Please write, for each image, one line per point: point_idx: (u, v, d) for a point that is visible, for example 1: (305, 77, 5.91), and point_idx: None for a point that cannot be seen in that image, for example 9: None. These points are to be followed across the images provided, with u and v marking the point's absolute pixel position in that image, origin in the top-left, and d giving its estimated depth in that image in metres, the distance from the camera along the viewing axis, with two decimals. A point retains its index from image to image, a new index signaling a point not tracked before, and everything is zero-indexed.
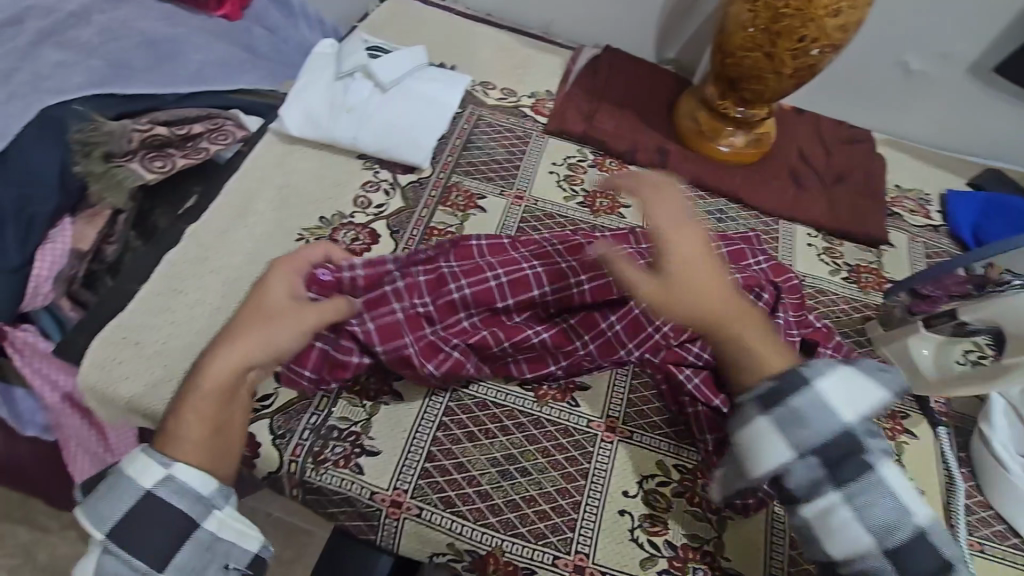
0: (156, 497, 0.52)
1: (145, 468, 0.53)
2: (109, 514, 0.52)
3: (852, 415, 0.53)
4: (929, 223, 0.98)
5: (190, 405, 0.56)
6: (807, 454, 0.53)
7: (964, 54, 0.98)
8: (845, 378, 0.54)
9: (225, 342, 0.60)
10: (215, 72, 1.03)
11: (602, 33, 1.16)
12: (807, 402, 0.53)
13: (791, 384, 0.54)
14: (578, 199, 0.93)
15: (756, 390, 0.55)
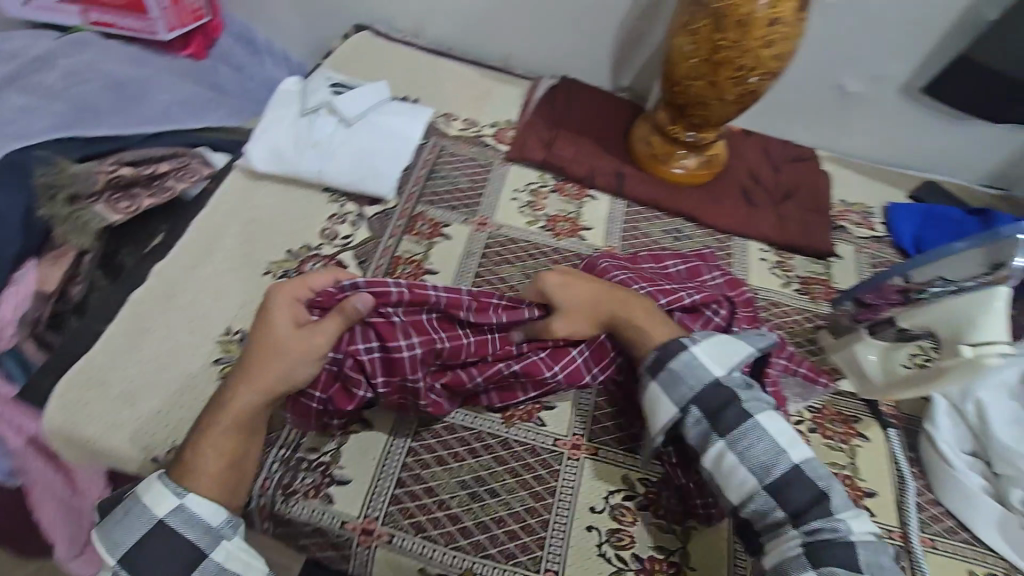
0: (167, 524, 0.59)
1: (161, 497, 0.60)
2: (126, 539, 0.59)
3: (725, 372, 0.67)
4: (873, 234, 1.03)
5: (210, 439, 0.63)
6: (689, 406, 0.66)
7: (895, 76, 1.05)
8: (710, 346, 0.69)
9: (243, 384, 0.65)
10: (180, 110, 1.07)
11: (559, 63, 1.21)
12: (682, 363, 0.67)
13: (670, 351, 0.68)
14: (540, 223, 0.96)
15: (647, 360, 0.69)
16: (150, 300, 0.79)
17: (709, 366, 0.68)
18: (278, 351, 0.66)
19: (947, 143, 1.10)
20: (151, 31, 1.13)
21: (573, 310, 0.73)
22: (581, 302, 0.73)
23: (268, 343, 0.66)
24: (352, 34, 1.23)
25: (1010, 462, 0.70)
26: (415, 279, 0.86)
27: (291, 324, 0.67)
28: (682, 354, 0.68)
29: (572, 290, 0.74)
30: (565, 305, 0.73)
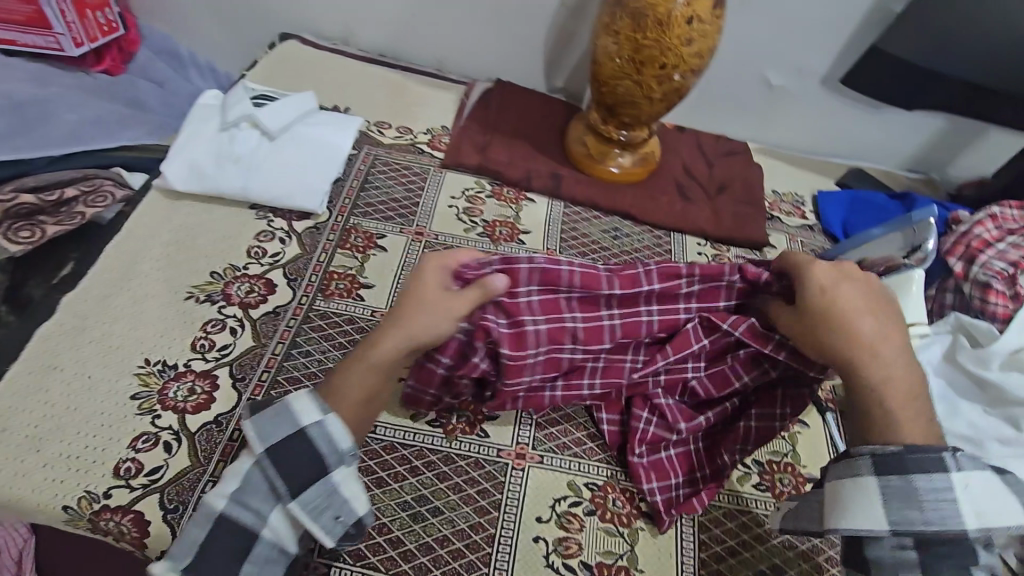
0: (308, 435, 0.57)
1: (307, 409, 0.58)
2: (274, 434, 0.57)
3: (977, 526, 0.50)
4: (805, 223, 1.06)
5: (353, 377, 0.62)
6: (904, 534, 0.51)
7: (815, 69, 1.08)
8: (986, 484, 0.51)
9: (394, 327, 0.63)
10: (91, 130, 1.01)
11: (493, 67, 1.20)
12: (928, 484, 0.51)
13: (932, 463, 0.52)
14: (478, 230, 0.94)
15: (883, 446, 0.53)
16: (59, 335, 0.73)
17: (964, 513, 0.50)
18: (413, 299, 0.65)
19: (868, 131, 1.15)
20: (58, 47, 1.07)
21: (859, 323, 0.58)
22: (870, 332, 0.57)
23: (410, 299, 0.65)
24: (277, 43, 1.19)
25: None
26: (349, 295, 0.83)
27: (437, 277, 0.66)
28: (940, 472, 0.51)
29: (820, 272, 0.61)
30: (862, 330, 0.57)
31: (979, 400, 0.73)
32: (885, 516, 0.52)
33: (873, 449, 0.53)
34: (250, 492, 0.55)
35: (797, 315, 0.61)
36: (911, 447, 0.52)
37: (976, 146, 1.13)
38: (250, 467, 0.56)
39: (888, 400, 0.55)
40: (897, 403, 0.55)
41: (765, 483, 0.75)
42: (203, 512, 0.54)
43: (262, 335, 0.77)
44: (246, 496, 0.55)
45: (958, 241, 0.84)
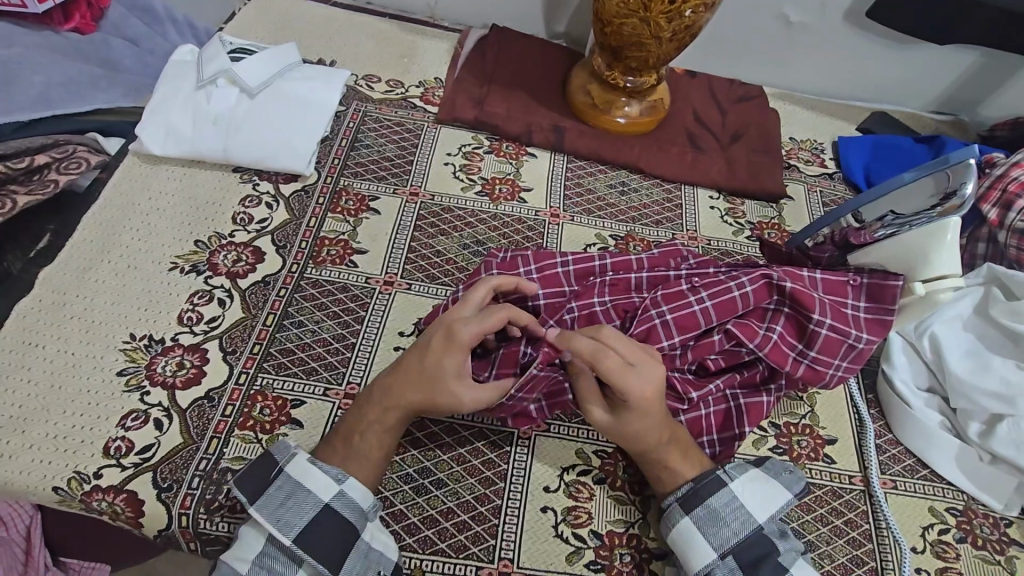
0: (330, 508, 0.56)
1: (320, 483, 0.56)
2: (287, 505, 0.55)
3: (765, 517, 0.58)
4: (824, 171, 0.99)
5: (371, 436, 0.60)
6: (727, 553, 0.57)
7: (838, 2, 0.99)
8: (755, 479, 0.60)
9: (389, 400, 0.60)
10: (60, 94, 0.97)
11: (488, 12, 1.12)
12: (720, 501, 0.58)
13: (708, 484, 0.59)
14: (476, 188, 0.89)
15: (677, 492, 0.60)
16: (39, 311, 0.70)
17: (752, 511, 0.58)
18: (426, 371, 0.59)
19: (895, 70, 1.06)
20: (19, 3, 1.01)
21: (634, 425, 0.58)
22: (650, 429, 0.58)
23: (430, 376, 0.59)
24: None
25: (966, 396, 0.69)
26: (342, 261, 0.79)
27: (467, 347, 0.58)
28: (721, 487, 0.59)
29: (638, 386, 0.56)
30: (652, 425, 0.58)
31: (1010, 356, 0.69)
32: (706, 538, 0.57)
33: (679, 494, 0.60)
34: (271, 555, 0.54)
35: (606, 416, 0.60)
36: (698, 480, 0.60)
37: (1010, 83, 1.05)
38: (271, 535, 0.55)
39: (671, 461, 0.60)
40: (677, 461, 0.60)
41: (782, 446, 0.72)
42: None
43: (252, 306, 0.73)
44: (268, 561, 0.54)
45: (992, 186, 0.78)
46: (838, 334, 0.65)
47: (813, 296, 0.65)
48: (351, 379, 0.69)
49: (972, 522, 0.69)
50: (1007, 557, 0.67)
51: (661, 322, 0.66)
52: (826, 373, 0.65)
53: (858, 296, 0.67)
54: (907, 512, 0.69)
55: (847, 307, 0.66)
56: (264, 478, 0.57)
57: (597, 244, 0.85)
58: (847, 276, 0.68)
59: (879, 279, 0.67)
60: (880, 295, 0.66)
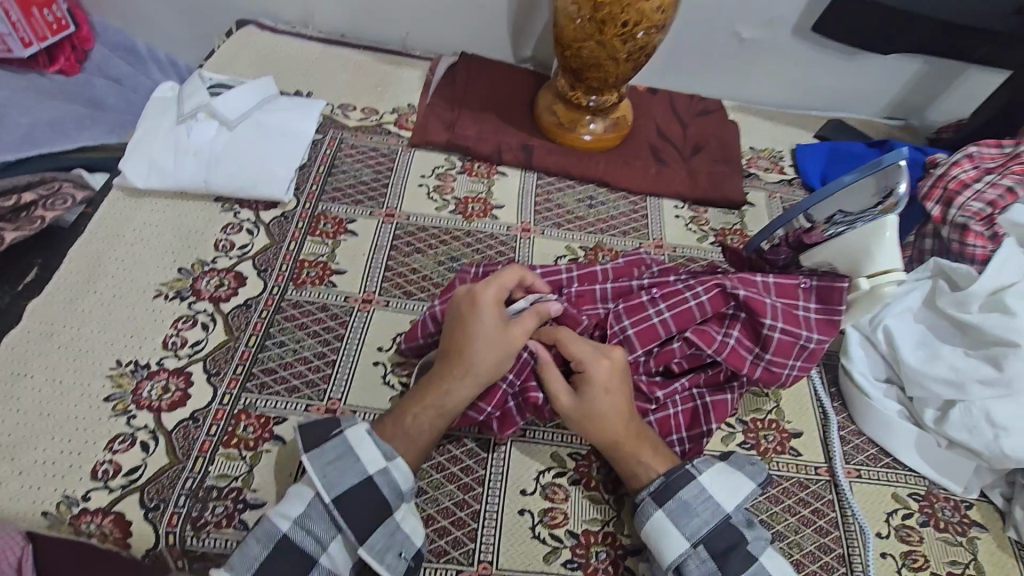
0: (373, 481, 0.60)
1: (372, 454, 0.61)
2: (337, 481, 0.59)
3: (733, 506, 0.61)
4: (784, 177, 1.04)
5: (425, 419, 0.64)
6: (697, 543, 0.59)
7: (786, 18, 1.05)
8: (723, 472, 0.63)
9: (453, 377, 0.64)
10: (46, 133, 1.01)
11: (458, 41, 1.17)
12: (689, 494, 0.61)
13: (678, 478, 0.62)
14: (450, 208, 0.93)
15: (649, 487, 0.62)
16: (27, 341, 0.72)
17: (720, 501, 0.61)
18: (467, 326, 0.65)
19: (845, 79, 1.12)
20: (5, 49, 1.04)
21: (594, 405, 0.63)
22: (611, 408, 0.63)
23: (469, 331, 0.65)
24: (234, 30, 1.15)
25: (920, 384, 0.72)
26: (321, 282, 0.82)
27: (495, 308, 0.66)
28: (689, 481, 0.62)
29: (578, 349, 0.65)
30: (615, 400, 0.63)
31: (960, 343, 0.73)
32: (677, 530, 0.60)
33: (650, 488, 0.62)
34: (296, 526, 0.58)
35: (571, 398, 0.65)
36: (668, 474, 0.62)
37: (955, 87, 1.11)
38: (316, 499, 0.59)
39: (641, 453, 0.64)
40: (647, 453, 0.64)
41: (750, 441, 0.75)
42: (265, 531, 0.57)
43: (234, 328, 0.76)
44: (310, 523, 0.58)
45: (935, 185, 0.82)
46: (790, 335, 0.69)
47: (766, 301, 0.69)
48: (331, 395, 0.72)
49: (934, 506, 0.72)
50: (969, 538, 0.70)
51: (624, 337, 0.71)
52: (781, 373, 0.70)
53: (808, 297, 0.71)
54: (871, 499, 0.72)
55: (798, 308, 0.70)
56: (327, 435, 0.62)
57: (567, 256, 0.89)
58: (798, 279, 0.72)
59: (826, 280, 0.71)
60: (827, 295, 0.70)
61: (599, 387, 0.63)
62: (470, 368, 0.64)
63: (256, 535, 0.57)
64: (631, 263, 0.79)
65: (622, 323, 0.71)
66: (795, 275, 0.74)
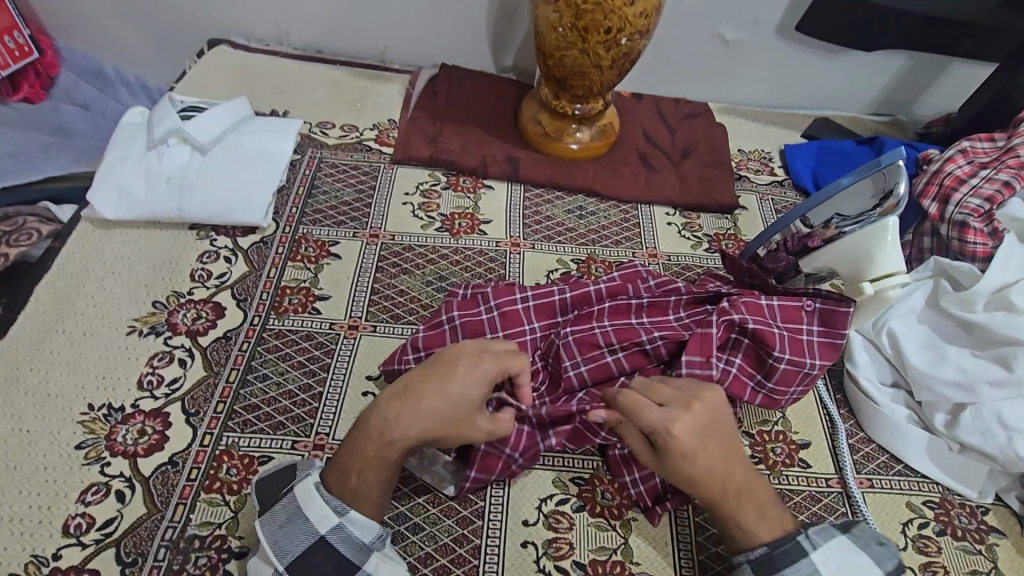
0: (328, 541, 0.55)
1: (321, 512, 0.55)
2: (291, 549, 0.54)
3: None
4: (774, 179, 1.03)
5: (371, 473, 0.56)
6: None
7: (769, 19, 1.03)
8: (840, 551, 0.55)
9: (410, 425, 0.56)
10: (9, 164, 0.98)
11: (437, 53, 1.15)
12: (797, 574, 0.54)
13: (785, 553, 0.55)
14: (436, 225, 0.90)
15: (750, 554, 0.56)
16: None
17: None
18: (445, 370, 0.58)
19: (831, 78, 1.11)
20: None
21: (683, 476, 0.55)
22: (711, 477, 0.55)
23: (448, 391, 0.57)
24: (206, 50, 1.12)
25: (928, 387, 0.70)
26: (305, 309, 0.78)
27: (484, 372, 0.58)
28: (802, 557, 0.55)
29: (655, 415, 0.55)
30: (705, 467, 0.55)
31: (966, 344, 0.71)
32: None
33: (750, 556, 0.56)
34: None
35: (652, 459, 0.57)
36: (773, 545, 0.56)
37: (940, 82, 1.10)
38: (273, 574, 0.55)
39: (739, 514, 0.56)
40: (752, 517, 0.56)
41: (757, 455, 0.72)
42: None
43: (214, 363, 0.72)
44: None
45: (930, 181, 0.81)
46: (795, 364, 0.66)
47: (773, 332, 0.66)
48: (319, 430, 0.68)
49: (950, 513, 0.70)
50: (987, 545, 0.68)
51: (614, 360, 0.68)
52: (781, 399, 0.68)
53: (812, 320, 0.68)
54: (885, 510, 0.70)
55: (803, 331, 0.67)
56: (279, 489, 0.58)
57: (559, 269, 0.86)
58: (802, 300, 0.69)
59: (832, 301, 0.68)
60: (833, 317, 0.67)
61: (687, 465, 0.55)
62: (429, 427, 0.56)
63: None
64: (627, 278, 0.75)
65: (612, 346, 0.68)
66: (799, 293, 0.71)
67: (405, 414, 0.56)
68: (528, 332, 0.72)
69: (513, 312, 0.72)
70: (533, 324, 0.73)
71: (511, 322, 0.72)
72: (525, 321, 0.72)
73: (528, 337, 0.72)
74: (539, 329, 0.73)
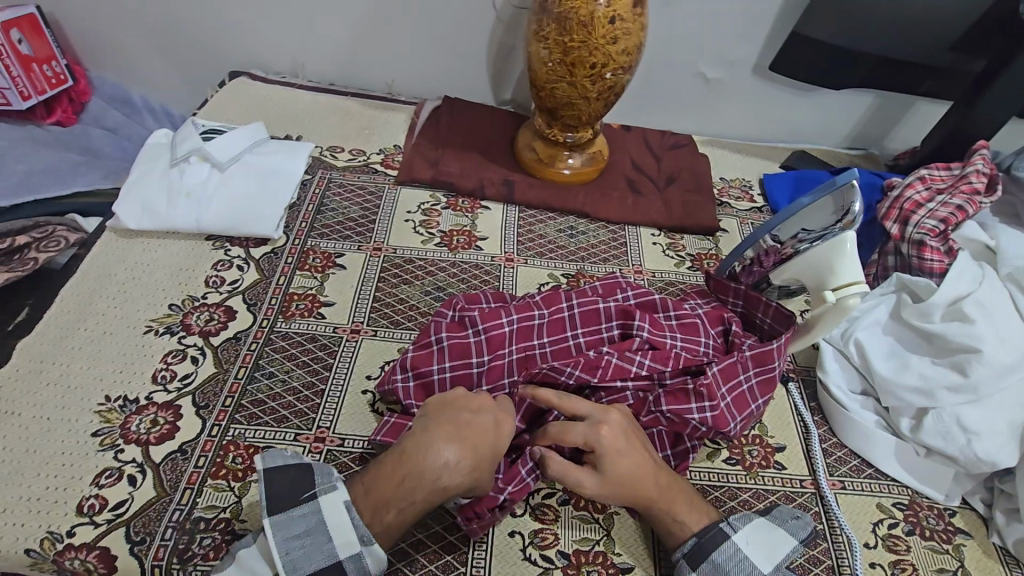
0: (343, 567, 0.57)
1: (346, 535, 0.57)
2: (302, 565, 0.56)
3: (771, 568, 0.61)
4: (754, 206, 1.10)
5: (409, 512, 0.58)
6: None
7: (746, 60, 1.12)
8: (757, 531, 0.63)
9: (459, 470, 0.59)
10: (41, 179, 1.05)
11: (441, 87, 1.24)
12: (722, 556, 0.62)
13: (712, 539, 0.62)
14: (435, 241, 0.96)
15: (683, 548, 0.63)
16: (16, 378, 0.73)
17: (756, 562, 0.61)
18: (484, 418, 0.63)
19: (806, 114, 1.20)
20: (6, 102, 1.09)
21: (620, 478, 0.62)
22: (642, 475, 0.63)
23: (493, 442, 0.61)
24: (228, 81, 1.21)
25: (893, 394, 0.74)
26: (311, 314, 0.84)
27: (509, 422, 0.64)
28: (726, 540, 0.62)
29: (581, 431, 0.63)
30: (636, 472, 0.63)
31: (926, 353, 0.76)
32: None
33: (684, 549, 0.63)
34: None
35: (595, 479, 0.63)
36: (701, 534, 0.63)
37: (907, 118, 1.18)
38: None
39: (676, 509, 0.64)
40: (685, 511, 0.64)
41: (734, 457, 0.76)
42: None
43: (223, 361, 0.77)
44: None
45: (892, 206, 0.89)
46: (743, 415, 0.72)
47: (721, 408, 0.70)
48: (320, 424, 0.72)
49: (918, 514, 0.73)
50: (954, 545, 0.71)
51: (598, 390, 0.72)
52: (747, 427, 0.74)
53: (747, 369, 0.72)
54: (857, 509, 0.73)
55: (742, 383, 0.72)
56: (296, 498, 0.59)
57: (550, 283, 0.92)
58: (733, 356, 0.72)
59: (759, 349, 0.72)
60: (763, 361, 0.72)
61: (620, 469, 0.62)
62: (476, 475, 0.60)
63: None
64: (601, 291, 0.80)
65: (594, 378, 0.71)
66: (738, 347, 0.74)
67: (463, 463, 0.59)
68: (507, 356, 0.73)
69: (501, 335, 0.73)
70: (513, 348, 0.73)
71: (496, 346, 0.73)
72: (507, 344, 0.73)
73: (507, 362, 0.73)
74: (518, 355, 0.73)
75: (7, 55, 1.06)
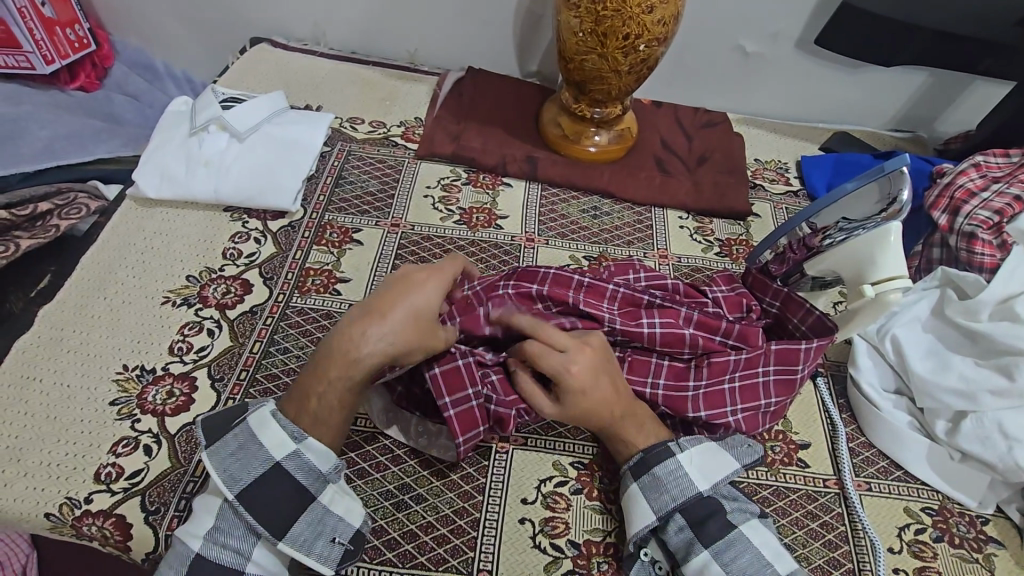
0: (282, 467, 0.57)
1: (277, 439, 0.58)
2: (240, 475, 0.56)
3: (711, 485, 0.61)
4: (789, 189, 1.04)
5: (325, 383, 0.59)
6: (674, 513, 0.61)
7: (788, 33, 1.06)
8: (705, 453, 0.64)
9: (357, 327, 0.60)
10: (64, 145, 1.05)
11: (465, 57, 1.20)
12: (664, 469, 0.62)
13: (658, 455, 0.63)
14: (454, 218, 0.94)
15: (630, 460, 0.64)
16: (37, 345, 0.73)
17: (697, 480, 0.62)
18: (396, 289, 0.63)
19: (850, 92, 1.12)
20: (30, 66, 1.09)
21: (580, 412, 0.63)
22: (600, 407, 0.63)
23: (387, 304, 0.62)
24: (248, 48, 1.18)
25: (931, 395, 0.70)
26: (326, 290, 0.83)
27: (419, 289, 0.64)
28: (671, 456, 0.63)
29: (552, 364, 0.62)
30: (597, 404, 0.63)
31: (968, 354, 0.71)
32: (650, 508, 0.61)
33: (630, 462, 0.64)
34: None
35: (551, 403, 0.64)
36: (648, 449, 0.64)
37: (960, 99, 1.11)
38: (222, 506, 0.57)
39: (623, 431, 0.65)
40: (638, 428, 0.65)
41: None
42: (179, 554, 0.55)
43: (239, 334, 0.77)
44: (220, 534, 0.56)
45: (941, 194, 0.83)
46: (751, 410, 0.69)
47: (723, 391, 0.69)
48: None
49: (948, 521, 0.70)
50: (984, 555, 0.68)
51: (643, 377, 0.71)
52: (760, 417, 0.69)
53: (768, 361, 0.69)
54: (882, 512, 0.70)
55: (759, 374, 0.69)
56: (229, 422, 0.59)
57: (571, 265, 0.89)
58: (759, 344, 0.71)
59: (784, 342, 0.69)
60: (787, 356, 0.69)
61: (581, 408, 0.63)
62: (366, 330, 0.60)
63: (171, 562, 0.55)
64: (594, 292, 0.73)
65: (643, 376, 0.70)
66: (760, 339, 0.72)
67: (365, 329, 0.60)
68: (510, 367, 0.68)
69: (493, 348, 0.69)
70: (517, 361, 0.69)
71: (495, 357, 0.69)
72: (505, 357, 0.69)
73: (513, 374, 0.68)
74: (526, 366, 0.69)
75: (31, 18, 1.03)
